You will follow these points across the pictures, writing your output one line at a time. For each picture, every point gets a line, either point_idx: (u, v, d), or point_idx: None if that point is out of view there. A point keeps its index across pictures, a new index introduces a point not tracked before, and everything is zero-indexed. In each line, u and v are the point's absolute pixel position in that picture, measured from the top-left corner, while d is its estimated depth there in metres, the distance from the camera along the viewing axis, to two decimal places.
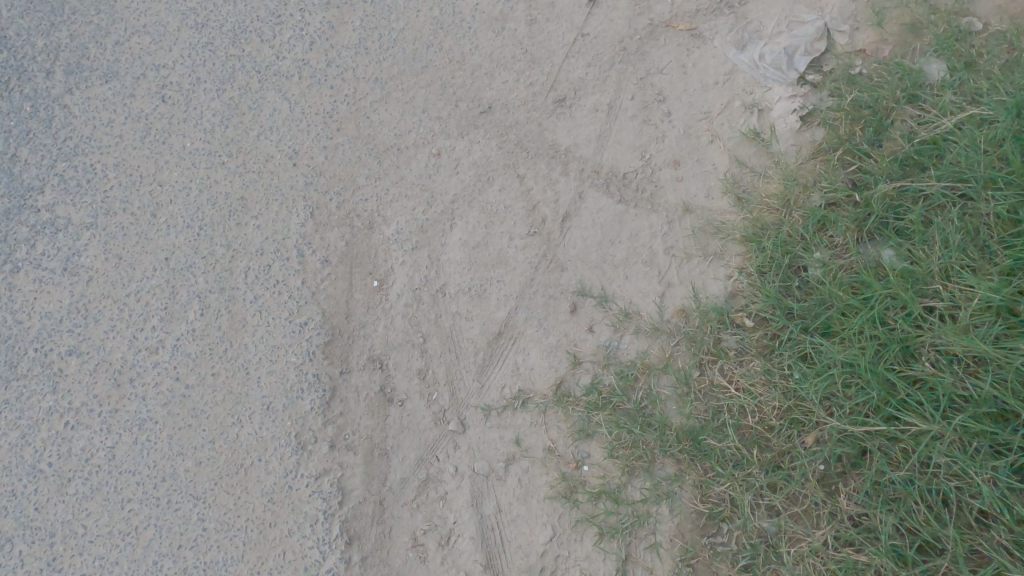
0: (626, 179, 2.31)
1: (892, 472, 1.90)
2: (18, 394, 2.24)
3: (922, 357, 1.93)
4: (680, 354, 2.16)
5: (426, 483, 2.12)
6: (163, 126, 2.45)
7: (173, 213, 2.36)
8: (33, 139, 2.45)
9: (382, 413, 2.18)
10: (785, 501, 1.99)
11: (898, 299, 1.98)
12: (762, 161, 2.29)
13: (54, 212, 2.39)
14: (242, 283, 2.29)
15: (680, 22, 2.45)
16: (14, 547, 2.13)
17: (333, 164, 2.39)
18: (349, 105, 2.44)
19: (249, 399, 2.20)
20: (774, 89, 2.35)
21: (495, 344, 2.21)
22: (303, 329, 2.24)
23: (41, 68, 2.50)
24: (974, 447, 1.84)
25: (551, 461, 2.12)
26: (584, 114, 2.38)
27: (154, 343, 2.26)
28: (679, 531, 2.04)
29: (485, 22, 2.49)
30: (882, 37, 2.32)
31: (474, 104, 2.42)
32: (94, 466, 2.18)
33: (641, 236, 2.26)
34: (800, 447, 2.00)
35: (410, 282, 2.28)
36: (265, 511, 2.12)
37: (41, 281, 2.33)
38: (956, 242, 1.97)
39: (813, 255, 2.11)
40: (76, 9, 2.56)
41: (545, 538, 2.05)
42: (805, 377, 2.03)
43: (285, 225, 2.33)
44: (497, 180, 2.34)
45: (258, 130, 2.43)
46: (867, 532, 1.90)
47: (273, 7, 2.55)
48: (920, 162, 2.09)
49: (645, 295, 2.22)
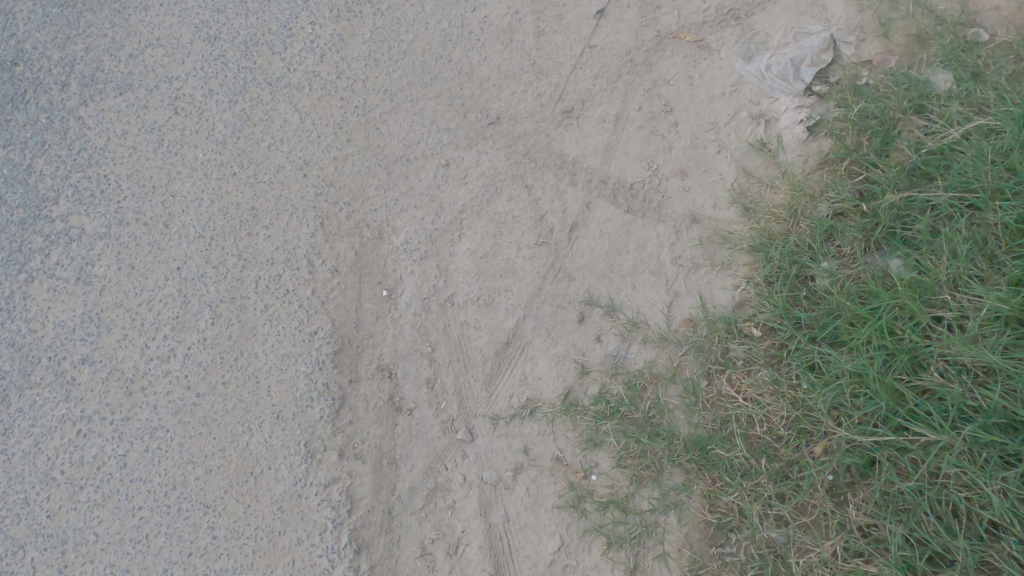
0: (634, 190, 2.33)
1: (900, 483, 1.90)
2: (31, 403, 2.26)
3: (930, 367, 1.94)
4: (689, 363, 2.17)
5: (434, 492, 2.13)
6: (176, 137, 2.48)
7: (185, 223, 2.39)
8: (48, 150, 2.49)
9: (391, 422, 2.19)
10: (794, 511, 1.98)
11: (906, 308, 1.99)
12: (769, 171, 2.31)
13: (68, 222, 2.42)
14: (252, 292, 2.31)
15: (686, 34, 2.47)
16: (26, 554, 2.14)
17: (343, 175, 2.41)
18: (359, 116, 2.47)
19: (259, 408, 2.21)
20: (781, 99, 2.36)
21: (504, 354, 2.22)
22: (313, 338, 2.26)
23: (57, 81, 2.54)
24: (984, 458, 1.84)
25: (558, 470, 2.12)
26: (592, 124, 2.41)
27: (165, 351, 2.28)
28: (687, 542, 2.03)
29: (493, 34, 2.52)
30: (889, 48, 2.34)
31: (482, 115, 2.44)
32: (106, 474, 2.19)
33: (649, 245, 2.27)
34: (809, 457, 2.00)
35: (419, 292, 2.29)
36: (275, 520, 2.13)
37: (55, 290, 2.36)
38: (963, 252, 1.98)
39: (821, 265, 2.12)
40: (92, 22, 2.61)
41: (553, 547, 2.05)
42: (814, 387, 2.02)
43: (296, 235, 2.36)
44: (506, 191, 2.36)
45: (270, 142, 2.46)
46: (876, 542, 1.90)
47: (284, 19, 2.58)
48: (927, 172, 2.10)
49: (653, 305, 2.22)
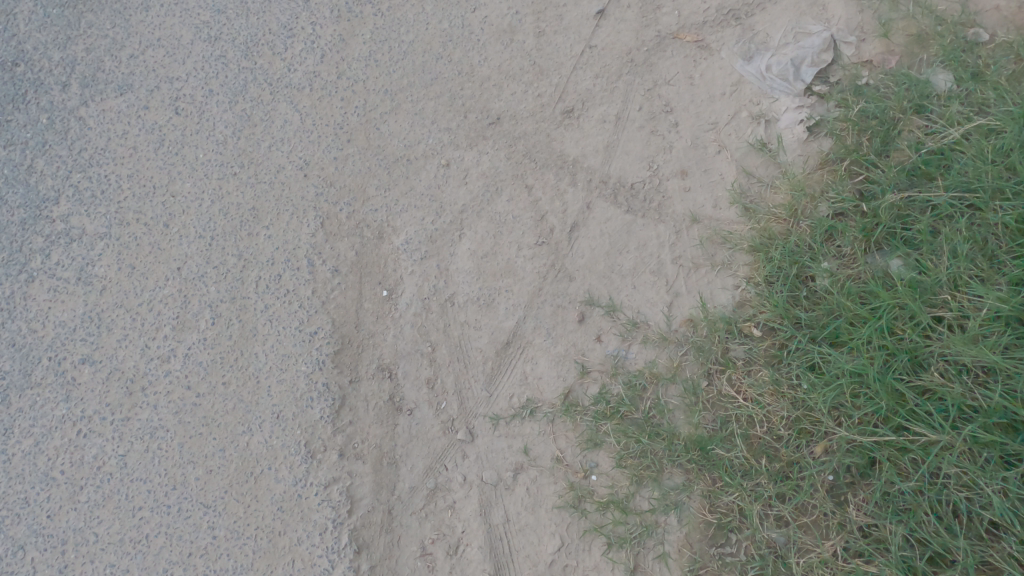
0: (634, 190, 2.33)
1: (901, 483, 1.89)
2: (31, 403, 2.27)
3: (931, 366, 1.94)
4: (689, 364, 2.17)
5: (435, 492, 2.13)
6: (177, 137, 2.48)
7: (185, 223, 2.39)
8: (49, 151, 2.49)
9: (391, 422, 2.19)
10: (794, 512, 1.98)
11: (907, 308, 1.99)
12: (769, 172, 2.31)
13: (69, 222, 2.42)
14: (253, 292, 2.31)
15: (686, 34, 2.47)
16: (26, 554, 2.14)
17: (343, 175, 2.41)
18: (360, 116, 2.47)
19: (259, 408, 2.21)
20: (781, 99, 2.36)
21: (504, 354, 2.22)
22: (313, 339, 2.26)
23: (58, 81, 2.55)
24: (984, 458, 1.84)
25: (559, 470, 2.12)
26: (593, 125, 2.41)
27: (166, 351, 2.28)
28: (687, 542, 2.03)
29: (493, 34, 2.52)
30: (889, 48, 2.34)
31: (482, 115, 2.44)
32: (106, 474, 2.20)
33: (649, 245, 2.27)
34: (809, 457, 2.00)
35: (419, 292, 2.29)
36: (275, 520, 2.13)
37: (55, 290, 2.36)
38: (964, 252, 1.98)
39: (821, 265, 2.12)
40: (92, 23, 2.61)
41: (553, 548, 2.05)
42: (814, 387, 2.02)
43: (297, 235, 2.36)
44: (506, 191, 2.36)
45: (270, 142, 2.46)
46: (876, 542, 1.90)
47: (285, 20, 2.58)
48: (927, 172, 2.10)
49: (653, 305, 2.22)
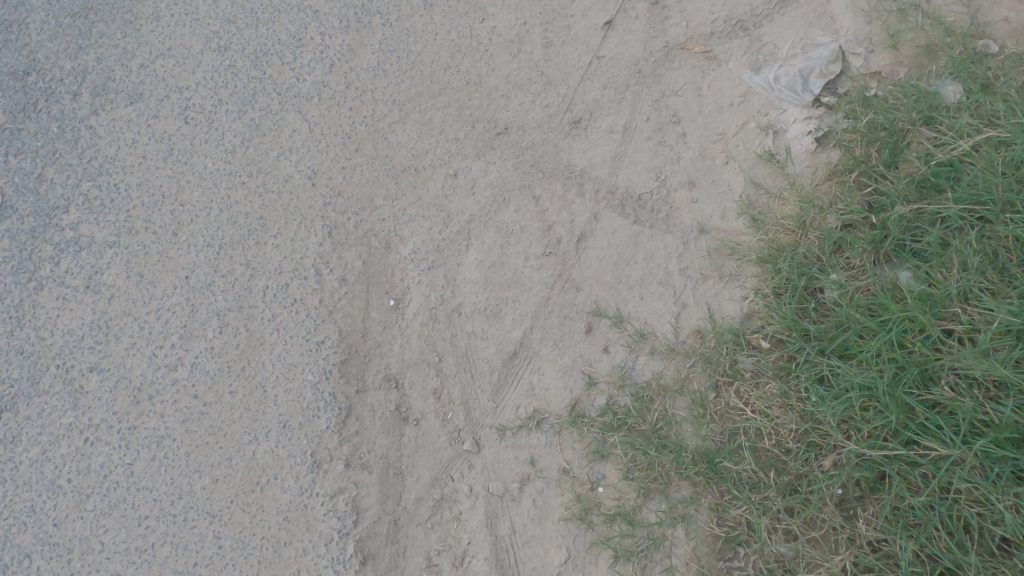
0: (642, 201, 2.33)
1: (911, 497, 1.88)
2: (40, 411, 2.27)
3: (942, 380, 1.93)
4: (697, 375, 2.15)
5: (441, 503, 2.12)
6: (186, 146, 2.50)
7: (194, 232, 2.40)
8: (59, 159, 2.50)
9: (397, 432, 2.19)
10: (803, 526, 1.96)
11: (917, 321, 1.98)
12: (778, 182, 2.30)
13: (78, 230, 2.43)
14: (261, 301, 2.32)
15: (695, 45, 2.47)
16: (32, 562, 2.14)
17: (351, 184, 2.42)
18: (368, 126, 2.48)
19: (266, 417, 2.21)
20: (789, 110, 2.36)
21: (511, 364, 2.22)
22: (320, 349, 2.26)
23: (69, 90, 2.56)
24: (996, 473, 1.83)
25: (566, 482, 2.11)
26: (600, 135, 2.41)
27: (174, 360, 2.28)
28: (695, 555, 2.02)
29: (502, 44, 2.53)
30: (898, 59, 2.33)
31: (490, 125, 2.45)
32: (113, 482, 2.20)
33: (657, 256, 2.27)
34: (818, 471, 1.98)
35: (425, 302, 2.29)
36: (280, 530, 2.12)
37: (64, 298, 2.37)
38: (974, 264, 1.98)
39: (829, 277, 2.11)
40: (103, 32, 2.63)
41: (560, 560, 2.04)
42: (823, 400, 2.01)
43: (305, 244, 2.36)
44: (513, 201, 2.36)
45: (279, 151, 2.47)
46: (886, 558, 1.88)
47: (294, 30, 2.60)
48: (938, 183, 2.10)
49: (661, 316, 2.22)
